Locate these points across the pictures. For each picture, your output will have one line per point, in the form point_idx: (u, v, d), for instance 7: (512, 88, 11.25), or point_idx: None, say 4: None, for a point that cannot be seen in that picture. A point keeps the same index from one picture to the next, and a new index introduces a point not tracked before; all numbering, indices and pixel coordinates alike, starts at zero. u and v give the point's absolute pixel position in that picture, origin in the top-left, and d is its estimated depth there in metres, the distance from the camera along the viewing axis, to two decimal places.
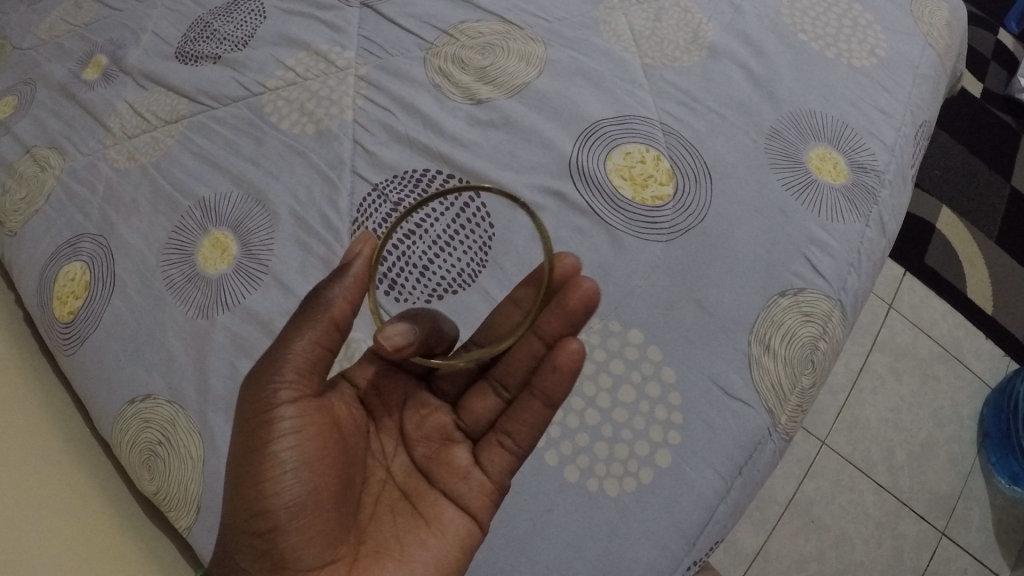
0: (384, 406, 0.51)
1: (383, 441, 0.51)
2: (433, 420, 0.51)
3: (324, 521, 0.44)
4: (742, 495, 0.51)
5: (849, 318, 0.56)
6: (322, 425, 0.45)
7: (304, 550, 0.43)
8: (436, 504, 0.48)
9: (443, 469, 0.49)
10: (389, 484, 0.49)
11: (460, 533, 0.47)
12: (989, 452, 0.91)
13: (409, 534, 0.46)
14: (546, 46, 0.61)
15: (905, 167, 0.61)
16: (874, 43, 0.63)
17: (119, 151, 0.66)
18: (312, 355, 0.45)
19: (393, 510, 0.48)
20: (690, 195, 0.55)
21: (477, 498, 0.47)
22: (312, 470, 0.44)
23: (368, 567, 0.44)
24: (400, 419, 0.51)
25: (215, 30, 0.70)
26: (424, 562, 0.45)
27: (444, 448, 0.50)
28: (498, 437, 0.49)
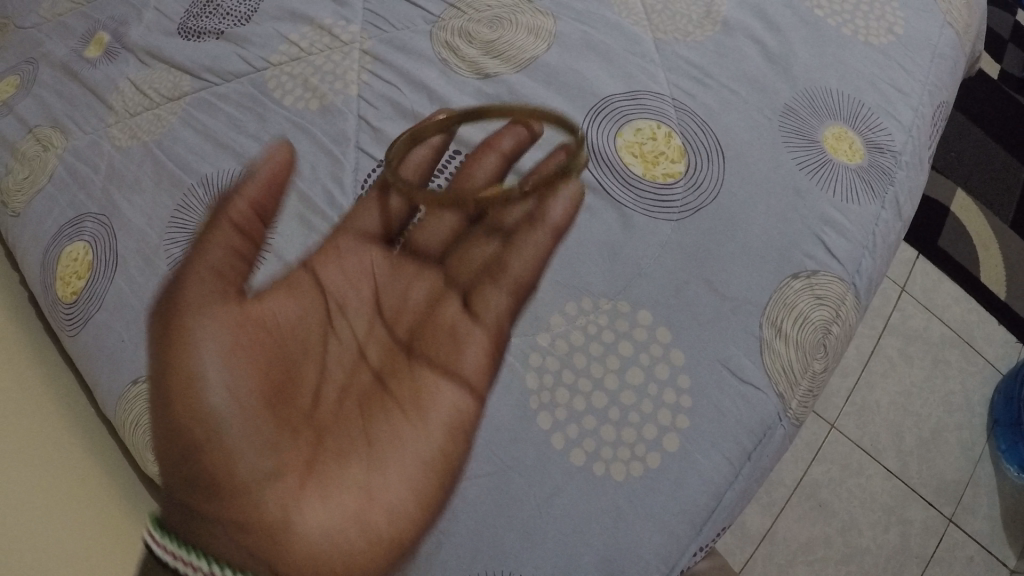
0: (345, 292, 0.51)
1: (345, 329, 0.50)
2: (414, 291, 0.51)
3: (262, 419, 0.45)
4: (750, 481, 0.50)
5: (862, 302, 0.56)
6: (245, 331, 0.46)
7: (241, 459, 0.44)
8: (422, 381, 0.48)
9: (431, 338, 0.49)
10: (365, 368, 0.49)
11: (445, 415, 0.47)
12: (999, 439, 0.90)
13: (380, 423, 0.47)
14: (556, 20, 0.59)
15: (921, 148, 0.60)
16: (892, 21, 0.62)
17: (121, 130, 0.66)
18: (225, 261, 0.47)
19: (365, 399, 0.48)
20: (701, 173, 0.53)
21: (472, 364, 0.48)
22: (236, 375, 0.45)
23: (327, 467, 0.45)
24: (378, 292, 0.51)
25: (217, 5, 0.69)
26: (401, 456, 0.46)
27: (428, 316, 0.50)
28: (494, 282, 0.50)
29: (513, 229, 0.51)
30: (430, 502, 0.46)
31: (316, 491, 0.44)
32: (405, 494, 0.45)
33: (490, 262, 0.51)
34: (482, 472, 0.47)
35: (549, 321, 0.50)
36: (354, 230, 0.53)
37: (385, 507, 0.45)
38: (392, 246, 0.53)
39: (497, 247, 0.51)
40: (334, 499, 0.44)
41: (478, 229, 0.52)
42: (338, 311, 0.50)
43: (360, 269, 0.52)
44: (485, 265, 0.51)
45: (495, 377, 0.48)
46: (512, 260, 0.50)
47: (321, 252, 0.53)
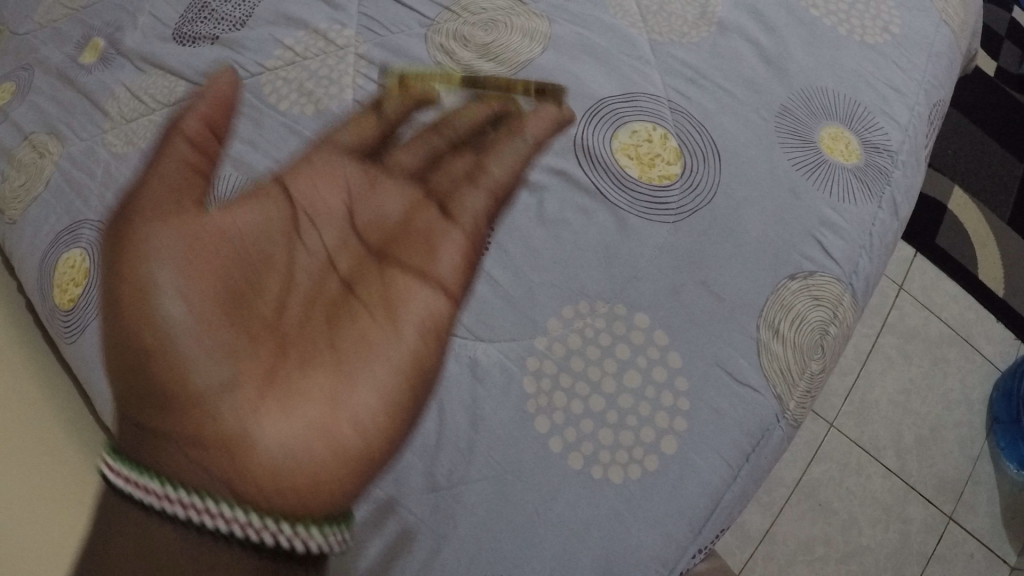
0: (317, 205, 0.52)
1: (314, 239, 0.51)
2: (387, 200, 0.51)
3: (222, 331, 0.47)
4: (749, 482, 0.50)
5: (859, 302, 0.56)
6: (206, 246, 0.50)
7: (198, 366, 0.47)
8: (395, 283, 0.48)
9: (402, 245, 0.49)
10: (335, 273, 0.49)
11: (418, 315, 0.48)
12: (998, 436, 0.90)
13: (347, 329, 0.47)
14: (551, 22, 0.59)
15: (918, 147, 0.61)
16: (888, 19, 0.62)
17: (117, 136, 0.66)
18: (184, 179, 0.54)
19: (333, 307, 0.48)
20: (697, 175, 0.53)
21: (448, 267, 0.49)
22: (195, 288, 0.48)
23: (290, 376, 0.46)
24: (350, 203, 0.52)
25: (212, 10, 0.69)
26: (366, 360, 0.47)
27: (402, 223, 0.50)
28: (466, 188, 0.51)
29: (484, 141, 0.53)
30: (395, 416, 0.47)
31: (278, 400, 0.46)
32: (373, 402, 0.46)
33: (464, 173, 0.51)
34: (480, 477, 0.47)
35: (547, 326, 0.49)
36: (331, 150, 0.55)
37: (351, 416, 0.46)
38: (370, 158, 0.54)
39: (468, 158, 0.52)
40: (297, 408, 0.46)
41: (454, 143, 0.53)
42: (311, 222, 0.51)
43: (333, 185, 0.53)
44: (458, 176, 0.51)
45: (472, 279, 0.50)
46: (490, 164, 0.52)
47: (294, 171, 0.54)
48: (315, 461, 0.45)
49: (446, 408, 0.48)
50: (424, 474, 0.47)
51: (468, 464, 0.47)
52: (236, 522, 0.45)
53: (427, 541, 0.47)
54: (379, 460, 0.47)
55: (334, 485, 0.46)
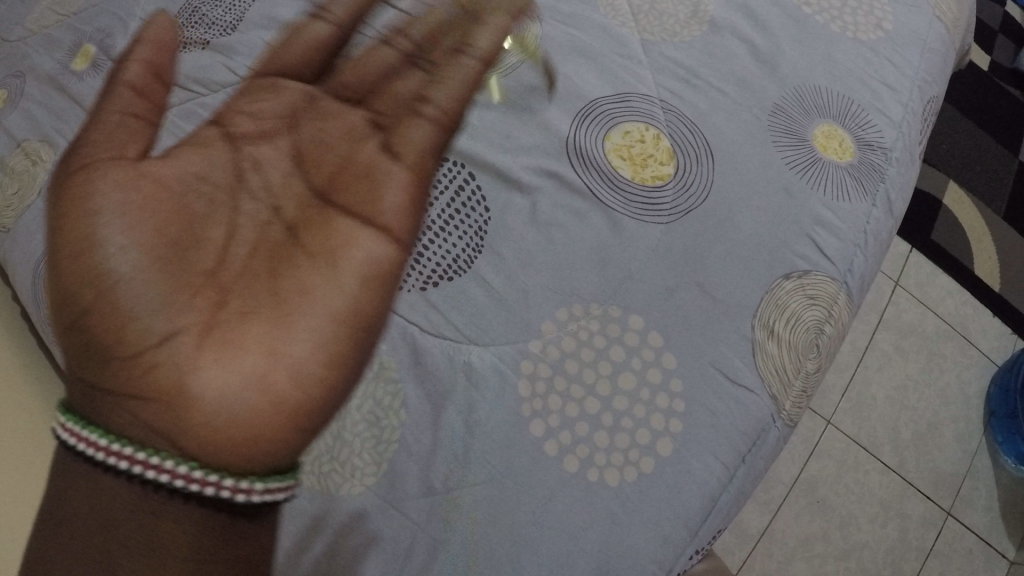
0: (258, 140, 0.45)
1: (258, 179, 0.43)
2: (337, 130, 0.46)
3: (164, 273, 0.39)
4: (745, 483, 0.50)
5: (855, 301, 0.56)
6: (145, 176, 0.40)
7: (129, 324, 0.38)
8: (336, 226, 0.43)
9: (355, 183, 0.44)
10: (277, 219, 0.42)
11: (361, 264, 0.42)
12: (995, 431, 0.90)
13: (295, 275, 0.41)
14: (542, 24, 0.58)
15: (912, 144, 0.61)
16: (881, 16, 0.62)
17: None
18: (161, 72, 0.40)
19: (274, 258, 0.41)
20: (691, 175, 0.53)
21: (392, 205, 0.44)
22: (130, 214, 0.39)
23: (229, 328, 0.39)
24: (296, 135, 0.46)
25: (202, 14, 0.68)
26: (311, 307, 0.40)
27: (343, 159, 0.45)
28: (416, 112, 0.46)
29: (437, 62, 0.48)
30: (342, 366, 0.41)
31: (218, 352, 0.38)
32: (313, 352, 0.40)
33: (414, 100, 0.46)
34: (476, 481, 0.47)
35: (541, 330, 0.49)
36: (274, 88, 0.48)
37: (297, 363, 0.39)
38: (314, 91, 0.48)
39: (415, 86, 0.47)
40: (236, 363, 0.38)
41: (402, 79, 0.49)
42: (251, 167, 0.44)
43: (277, 119, 0.46)
44: (408, 104, 0.46)
45: (413, 221, 0.44)
46: (434, 92, 0.46)
47: (235, 109, 0.46)
48: (259, 408, 0.38)
49: (441, 413, 0.48)
50: (420, 480, 0.47)
51: (463, 468, 0.47)
52: (165, 473, 0.36)
53: (424, 545, 0.47)
54: (318, 412, 0.40)
55: (275, 436, 0.39)
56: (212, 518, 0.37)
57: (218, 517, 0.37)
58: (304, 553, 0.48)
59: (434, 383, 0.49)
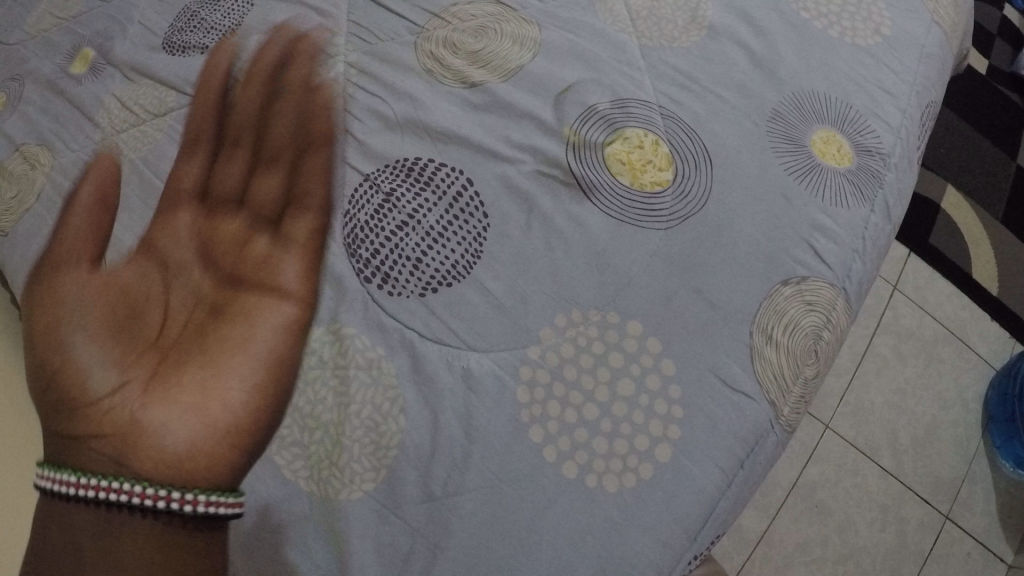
0: (177, 240, 0.54)
1: (178, 279, 0.52)
2: (230, 229, 0.53)
3: (114, 351, 0.49)
4: (744, 488, 0.50)
5: (853, 307, 0.56)
6: (100, 287, 0.53)
7: (88, 400, 0.49)
8: (247, 297, 0.51)
9: (252, 268, 0.51)
10: (202, 295, 0.51)
11: (273, 329, 0.50)
12: (994, 434, 0.91)
13: (216, 343, 0.49)
14: (540, 29, 0.58)
15: (909, 149, 0.61)
16: (879, 21, 0.62)
17: (107, 146, 0.65)
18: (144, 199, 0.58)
19: (198, 330, 0.50)
20: (690, 181, 0.53)
21: (291, 276, 0.52)
22: (84, 318, 0.51)
23: (168, 383, 0.48)
24: (201, 234, 0.53)
25: (201, 19, 0.68)
26: (239, 364, 0.49)
27: (241, 246, 0.52)
28: (298, 200, 0.53)
29: (294, 143, 0.55)
30: (273, 402, 0.49)
31: (159, 406, 0.47)
32: (247, 397, 0.49)
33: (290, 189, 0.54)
34: (475, 487, 0.47)
35: (540, 336, 0.49)
36: (178, 191, 0.57)
37: (226, 404, 0.48)
38: (197, 195, 0.55)
39: (287, 173, 0.54)
40: (176, 407, 0.47)
41: (269, 158, 0.54)
42: (175, 264, 0.53)
43: (183, 221, 0.55)
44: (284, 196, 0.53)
45: (318, 280, 0.52)
46: (308, 186, 0.54)
47: (156, 223, 0.56)
48: (197, 446, 0.47)
49: (440, 419, 0.48)
50: (419, 485, 0.47)
51: (462, 474, 0.47)
52: (122, 493, 0.45)
53: (422, 551, 0.47)
54: (250, 434, 0.49)
55: (215, 463, 0.47)
56: (170, 529, 0.45)
57: (173, 528, 0.45)
58: (303, 560, 0.48)
59: (433, 389, 0.49)
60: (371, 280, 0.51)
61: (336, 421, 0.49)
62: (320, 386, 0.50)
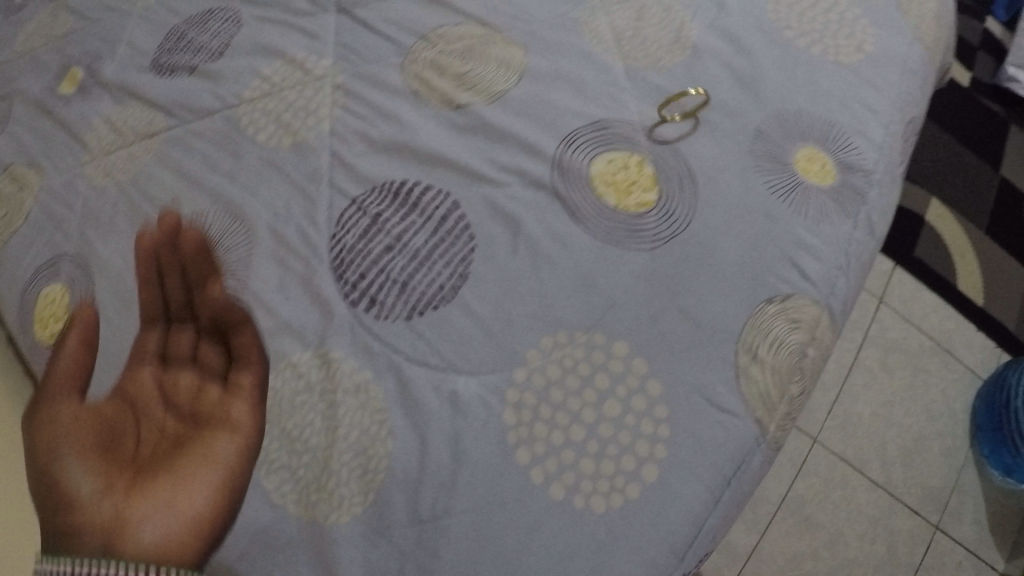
0: (143, 392, 0.53)
1: (145, 415, 0.52)
2: (183, 381, 0.53)
3: (95, 464, 0.50)
4: (730, 507, 0.50)
5: (838, 323, 0.56)
6: (83, 416, 0.52)
7: (68, 521, 0.48)
8: (204, 436, 0.50)
9: (207, 408, 0.51)
10: (165, 434, 0.51)
11: (226, 454, 0.49)
12: (982, 444, 0.90)
13: (180, 469, 0.49)
14: (526, 50, 0.59)
15: (893, 165, 0.61)
16: (862, 39, 0.63)
17: (96, 168, 0.66)
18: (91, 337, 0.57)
19: (166, 455, 0.50)
20: (675, 202, 0.53)
21: (242, 412, 0.51)
22: (71, 438, 0.51)
23: (143, 489, 0.48)
24: (157, 382, 0.53)
25: (190, 40, 0.69)
26: (200, 487, 0.48)
27: (193, 396, 0.52)
28: (239, 353, 0.53)
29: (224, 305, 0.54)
30: (231, 502, 0.49)
31: (136, 505, 0.47)
32: (207, 499, 0.48)
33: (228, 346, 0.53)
34: (463, 509, 0.47)
35: (526, 357, 0.49)
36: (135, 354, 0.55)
37: (188, 519, 0.47)
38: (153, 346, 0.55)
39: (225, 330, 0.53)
40: (146, 513, 0.47)
41: (208, 324, 0.54)
42: (140, 405, 0.52)
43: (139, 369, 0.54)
44: (228, 351, 0.53)
45: (260, 414, 0.51)
46: (240, 341, 0.53)
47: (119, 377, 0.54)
48: (165, 552, 0.46)
49: (428, 442, 0.48)
50: (408, 508, 0.48)
51: (450, 497, 0.47)
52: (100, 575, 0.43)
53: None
54: (216, 521, 0.48)
55: (185, 554, 0.46)
56: None
57: None
58: None
59: (420, 411, 0.49)
60: (359, 303, 0.51)
61: (324, 445, 0.49)
62: (308, 410, 0.50)
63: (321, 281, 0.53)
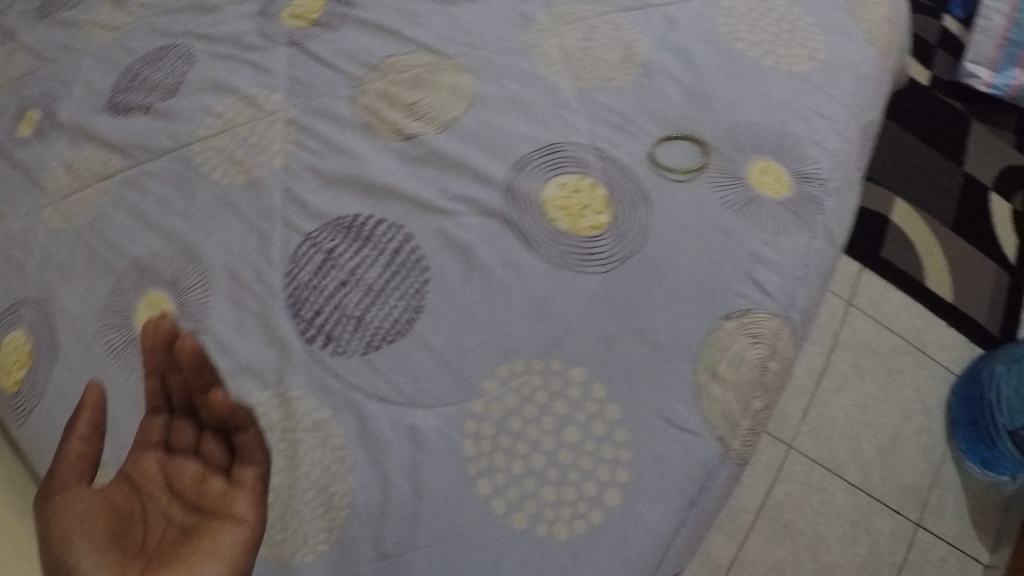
0: (148, 480, 0.47)
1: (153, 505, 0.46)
2: (188, 472, 0.48)
3: (102, 551, 0.43)
4: (697, 525, 0.50)
5: (799, 334, 0.56)
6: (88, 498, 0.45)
7: None
8: (209, 528, 0.45)
9: (214, 502, 0.46)
10: (170, 527, 0.45)
11: (231, 546, 0.44)
12: (959, 439, 0.91)
13: (187, 561, 0.43)
14: (476, 77, 0.59)
15: (849, 171, 0.62)
16: (814, 46, 0.64)
17: (54, 212, 0.65)
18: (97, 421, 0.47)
19: (175, 546, 0.44)
20: (628, 222, 0.53)
21: (245, 504, 0.46)
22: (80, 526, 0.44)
23: None
24: (164, 474, 0.48)
25: (144, 78, 0.69)
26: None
27: (199, 489, 0.47)
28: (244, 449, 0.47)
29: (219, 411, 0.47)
30: None
31: None
32: None
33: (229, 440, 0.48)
34: (426, 543, 0.47)
35: (482, 388, 0.49)
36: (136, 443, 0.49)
37: None
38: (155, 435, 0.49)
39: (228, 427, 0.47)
40: None
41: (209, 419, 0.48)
42: (146, 493, 0.47)
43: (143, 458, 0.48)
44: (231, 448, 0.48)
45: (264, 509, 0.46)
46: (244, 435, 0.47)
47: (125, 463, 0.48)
48: None
49: (388, 477, 0.48)
50: (371, 544, 0.47)
51: (414, 530, 0.47)
52: None
53: None
54: None
55: None
56: None
57: None
58: None
59: (380, 447, 0.49)
60: (315, 340, 0.51)
61: (286, 484, 0.49)
62: None
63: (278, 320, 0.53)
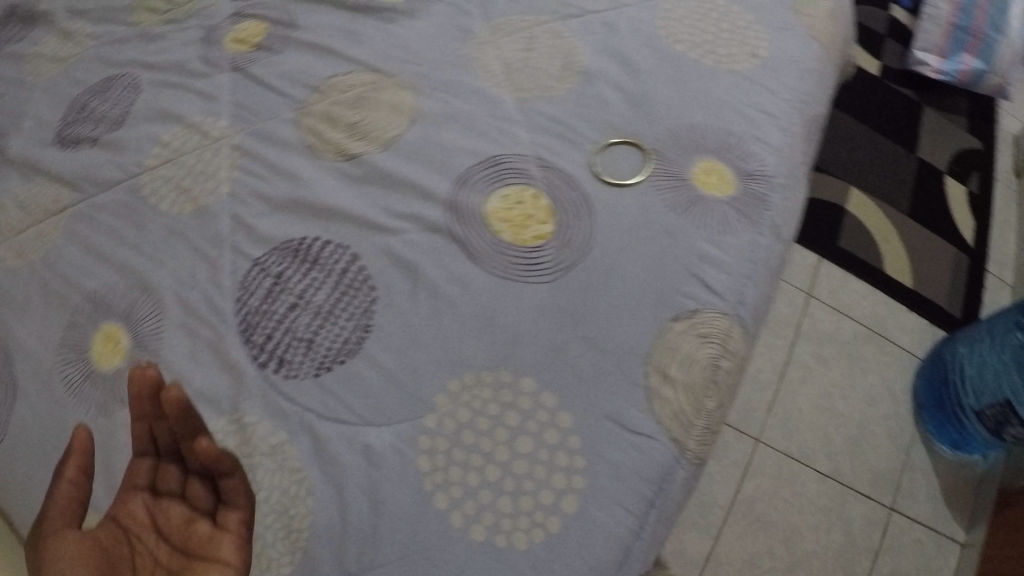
0: (136, 523, 0.47)
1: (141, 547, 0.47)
2: (174, 514, 0.48)
3: None
4: (657, 526, 0.51)
5: (750, 330, 0.57)
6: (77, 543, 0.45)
7: None
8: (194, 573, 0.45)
9: (200, 546, 0.46)
10: (157, 569, 0.46)
11: None
12: (927, 422, 0.92)
13: None
14: (417, 94, 0.60)
15: (795, 166, 0.62)
16: (754, 45, 0.65)
17: (5, 249, 0.65)
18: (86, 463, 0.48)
19: None
20: (572, 230, 0.54)
21: (231, 549, 0.46)
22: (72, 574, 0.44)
23: None
24: (151, 515, 0.48)
25: (92, 110, 0.69)
26: None
27: (185, 531, 0.47)
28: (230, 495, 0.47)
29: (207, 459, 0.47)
30: None
31: None
32: None
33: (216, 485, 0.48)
34: (386, 561, 0.47)
35: (434, 403, 0.50)
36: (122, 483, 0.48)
37: None
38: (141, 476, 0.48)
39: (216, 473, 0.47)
40: None
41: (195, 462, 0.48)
42: (133, 535, 0.47)
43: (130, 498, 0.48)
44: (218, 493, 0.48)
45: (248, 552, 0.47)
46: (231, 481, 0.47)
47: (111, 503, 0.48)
48: None
49: (345, 497, 0.48)
50: (332, 566, 0.48)
51: (373, 549, 0.47)
52: None
53: None
54: None
55: None
56: None
57: None
58: None
59: (335, 468, 0.49)
60: (266, 365, 0.51)
61: None
62: None
63: (229, 347, 0.53)
